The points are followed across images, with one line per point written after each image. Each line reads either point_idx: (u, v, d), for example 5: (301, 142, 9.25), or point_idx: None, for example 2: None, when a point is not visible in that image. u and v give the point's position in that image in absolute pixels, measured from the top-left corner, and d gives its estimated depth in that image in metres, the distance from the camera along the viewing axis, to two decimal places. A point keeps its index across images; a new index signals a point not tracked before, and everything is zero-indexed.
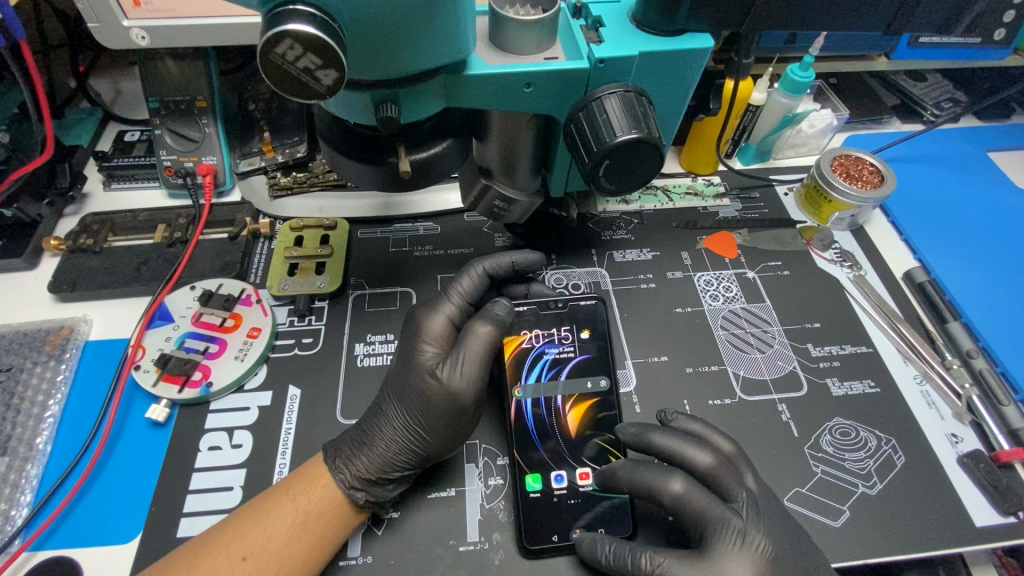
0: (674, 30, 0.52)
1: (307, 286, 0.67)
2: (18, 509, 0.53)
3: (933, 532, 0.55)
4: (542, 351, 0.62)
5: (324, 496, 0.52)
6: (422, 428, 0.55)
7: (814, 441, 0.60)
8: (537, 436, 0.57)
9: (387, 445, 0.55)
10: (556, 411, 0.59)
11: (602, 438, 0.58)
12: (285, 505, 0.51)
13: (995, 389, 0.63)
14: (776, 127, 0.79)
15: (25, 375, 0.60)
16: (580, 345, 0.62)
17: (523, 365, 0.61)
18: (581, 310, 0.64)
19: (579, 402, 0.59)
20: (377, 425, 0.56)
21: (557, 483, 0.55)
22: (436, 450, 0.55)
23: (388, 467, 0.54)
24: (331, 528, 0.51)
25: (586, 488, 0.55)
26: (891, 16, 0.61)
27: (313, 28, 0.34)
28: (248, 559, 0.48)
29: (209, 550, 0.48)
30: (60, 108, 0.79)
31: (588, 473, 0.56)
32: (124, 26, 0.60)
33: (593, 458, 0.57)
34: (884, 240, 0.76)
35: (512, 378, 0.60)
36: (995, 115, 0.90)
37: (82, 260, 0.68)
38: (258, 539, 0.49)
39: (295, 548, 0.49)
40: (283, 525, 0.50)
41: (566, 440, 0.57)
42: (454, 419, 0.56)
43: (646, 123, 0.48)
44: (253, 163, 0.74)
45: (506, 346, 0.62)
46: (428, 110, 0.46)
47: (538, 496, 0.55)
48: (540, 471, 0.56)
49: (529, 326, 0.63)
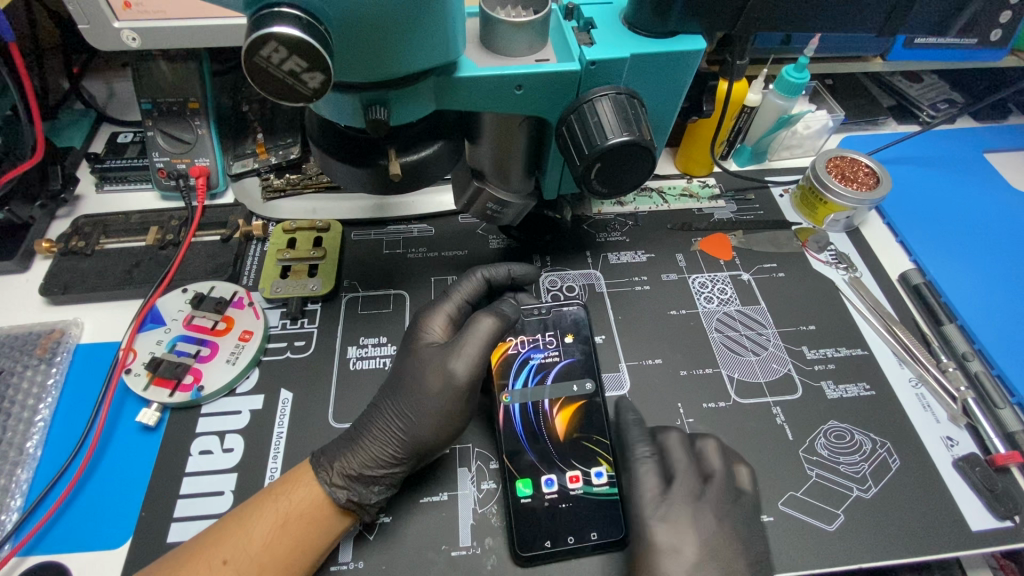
0: (666, 32, 0.51)
1: (300, 289, 0.66)
2: (7, 514, 0.53)
3: (929, 536, 0.55)
4: (528, 356, 0.62)
5: (306, 497, 0.51)
6: (410, 431, 0.55)
7: (808, 444, 0.60)
8: (527, 441, 0.57)
9: (373, 443, 0.55)
10: (543, 415, 0.59)
11: (591, 441, 0.57)
12: (266, 507, 0.50)
13: (990, 392, 0.63)
14: (771, 128, 0.79)
15: (15, 379, 0.60)
16: (565, 349, 0.63)
17: (509, 371, 0.61)
18: (564, 316, 0.65)
19: (566, 405, 0.59)
20: (365, 425, 0.56)
21: (547, 488, 0.55)
22: (423, 446, 0.55)
23: (374, 466, 0.54)
24: (314, 529, 0.50)
25: (577, 491, 0.55)
26: (886, 17, 0.60)
27: (297, 31, 0.34)
28: (230, 562, 0.48)
29: (191, 557, 0.48)
30: (53, 109, 0.79)
31: (578, 476, 0.55)
32: (115, 27, 0.60)
33: (582, 461, 0.56)
34: (879, 241, 0.76)
35: (499, 384, 0.60)
36: (991, 117, 0.89)
37: (73, 263, 0.67)
38: (239, 541, 0.49)
39: (277, 550, 0.48)
40: (264, 527, 0.49)
41: (555, 444, 0.57)
42: (442, 412, 0.56)
43: (638, 126, 0.48)
44: (247, 165, 0.73)
45: (493, 353, 0.62)
46: (418, 112, 0.46)
47: (529, 502, 0.54)
48: (529, 476, 0.55)
49: (514, 334, 0.63)
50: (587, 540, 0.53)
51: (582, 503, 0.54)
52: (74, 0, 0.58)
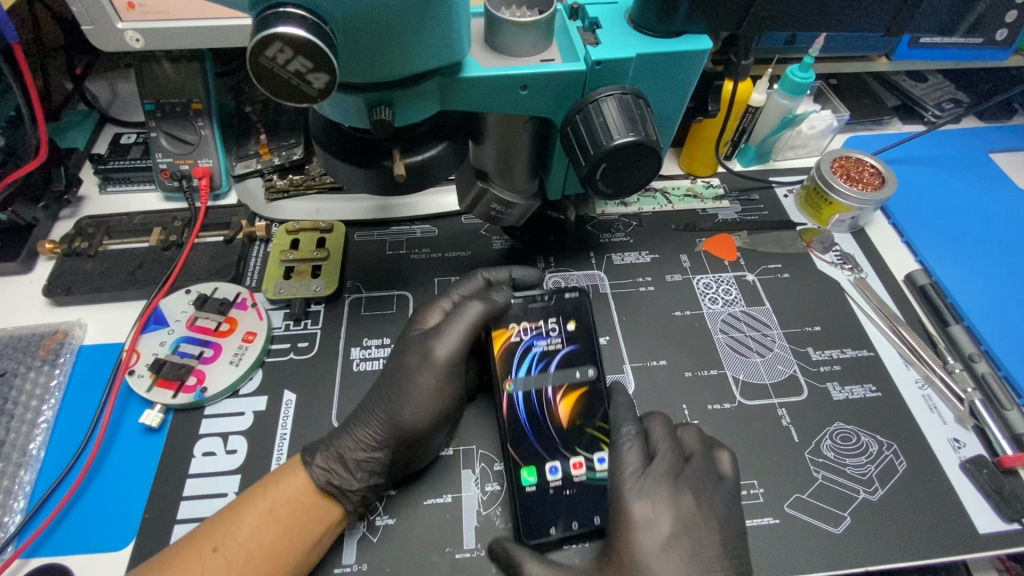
0: (671, 32, 0.51)
1: (303, 290, 0.66)
2: (11, 515, 0.53)
3: (936, 539, 0.54)
4: (530, 344, 0.61)
5: (294, 487, 0.52)
6: (391, 421, 0.56)
7: (814, 446, 0.59)
8: (531, 430, 0.57)
9: (359, 433, 0.55)
10: (547, 403, 0.58)
11: (594, 426, 0.58)
12: (256, 497, 0.51)
13: (998, 393, 0.63)
14: (775, 128, 0.79)
15: (18, 380, 0.60)
16: (567, 336, 0.61)
17: (512, 359, 0.60)
18: (567, 300, 0.63)
19: (569, 392, 0.59)
20: (353, 418, 0.57)
21: (552, 475, 0.55)
22: (406, 431, 0.55)
23: (356, 456, 0.54)
24: (303, 519, 0.51)
25: (580, 477, 0.55)
26: (892, 17, 0.60)
27: (303, 31, 0.34)
28: (219, 550, 0.48)
29: (186, 550, 0.48)
30: (56, 110, 0.79)
31: (581, 463, 0.56)
32: (118, 28, 0.60)
33: (585, 446, 0.57)
34: (884, 242, 0.76)
35: (502, 372, 0.59)
36: (997, 116, 0.89)
37: (77, 264, 0.67)
38: (231, 531, 0.50)
39: (265, 539, 0.49)
40: (252, 515, 0.50)
41: (559, 432, 0.57)
42: (423, 395, 0.56)
43: (643, 126, 0.47)
44: (249, 166, 0.73)
45: (494, 339, 0.60)
46: (423, 113, 0.46)
47: (534, 490, 0.54)
48: (534, 464, 0.55)
49: (516, 319, 0.61)
50: (590, 525, 0.53)
51: (585, 490, 0.55)
52: (78, 1, 0.58)
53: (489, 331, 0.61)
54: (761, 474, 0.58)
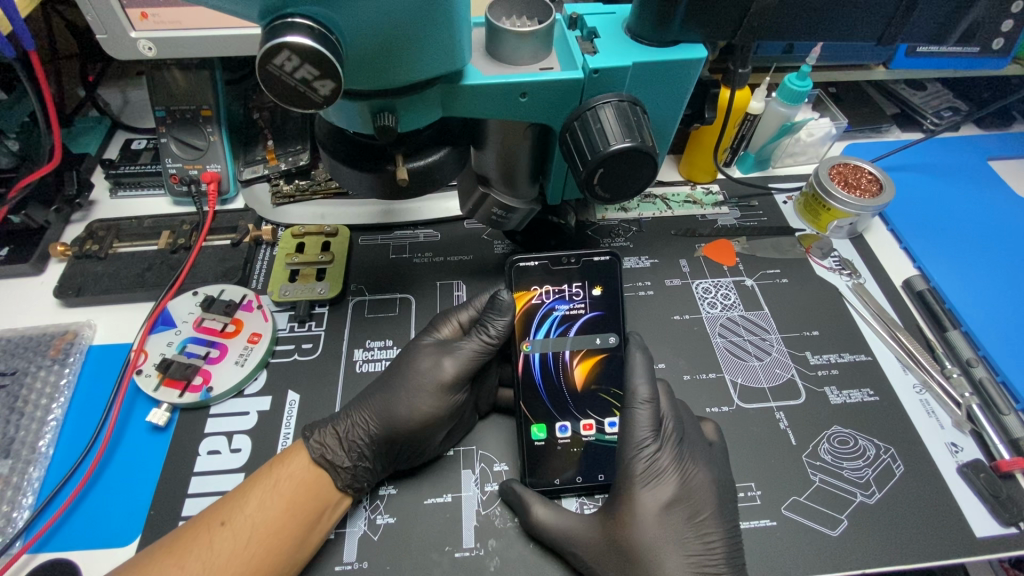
0: (667, 41, 0.52)
1: (308, 293, 0.67)
2: (19, 511, 0.54)
3: (933, 544, 0.54)
4: (552, 307, 0.63)
5: (297, 465, 0.54)
6: (387, 412, 0.57)
7: (812, 449, 0.60)
8: (543, 389, 0.60)
9: (353, 419, 0.58)
10: (563, 366, 0.61)
11: (608, 391, 0.61)
12: (263, 475, 0.53)
13: (995, 398, 0.63)
14: (774, 136, 0.80)
15: (29, 379, 0.61)
16: (592, 302, 0.63)
17: (532, 320, 0.63)
18: (593, 265, 0.64)
19: (587, 357, 0.61)
20: (354, 402, 0.59)
21: (562, 434, 0.58)
22: (399, 427, 0.56)
23: (348, 437, 0.56)
24: (305, 494, 0.52)
25: (589, 438, 0.59)
26: (883, 27, 0.61)
27: (310, 41, 0.35)
28: (227, 524, 0.50)
29: (198, 528, 0.50)
30: (70, 117, 0.81)
31: (591, 424, 0.59)
32: (131, 37, 0.61)
33: (597, 411, 0.60)
34: (883, 249, 0.76)
35: (521, 334, 0.62)
36: (994, 125, 0.90)
37: (87, 266, 0.69)
38: (238, 507, 0.51)
39: (270, 513, 0.51)
40: (258, 491, 0.52)
41: (571, 393, 0.60)
42: (420, 390, 0.59)
43: (640, 132, 0.49)
44: (256, 171, 0.76)
45: (517, 301, 0.63)
46: (426, 119, 0.47)
47: (542, 445, 0.58)
48: (544, 421, 0.59)
49: (540, 282, 0.64)
50: (595, 480, 0.58)
51: (593, 449, 0.59)
52: (92, 11, 0.59)
53: (512, 291, 0.63)
54: (757, 476, 0.58)
